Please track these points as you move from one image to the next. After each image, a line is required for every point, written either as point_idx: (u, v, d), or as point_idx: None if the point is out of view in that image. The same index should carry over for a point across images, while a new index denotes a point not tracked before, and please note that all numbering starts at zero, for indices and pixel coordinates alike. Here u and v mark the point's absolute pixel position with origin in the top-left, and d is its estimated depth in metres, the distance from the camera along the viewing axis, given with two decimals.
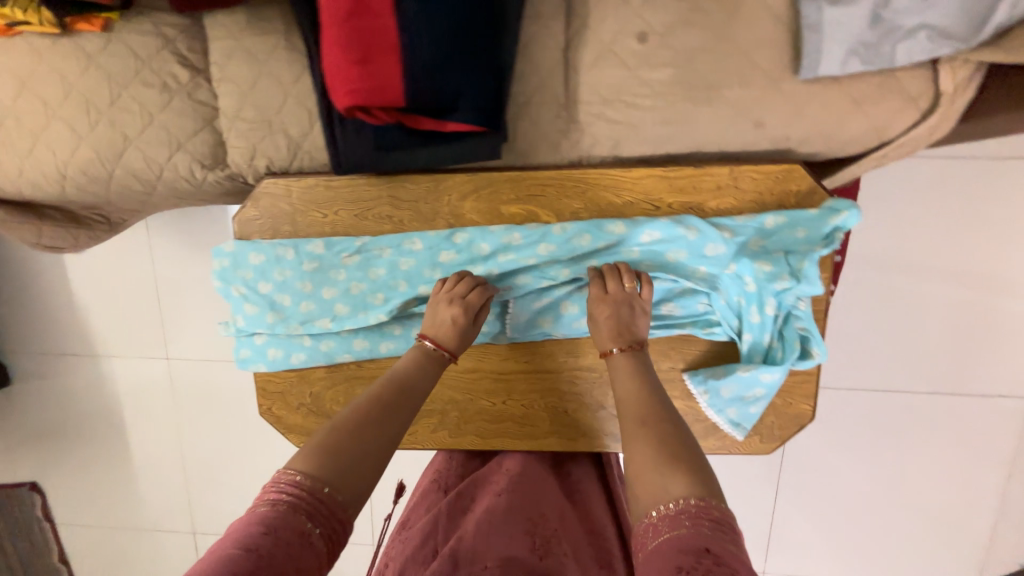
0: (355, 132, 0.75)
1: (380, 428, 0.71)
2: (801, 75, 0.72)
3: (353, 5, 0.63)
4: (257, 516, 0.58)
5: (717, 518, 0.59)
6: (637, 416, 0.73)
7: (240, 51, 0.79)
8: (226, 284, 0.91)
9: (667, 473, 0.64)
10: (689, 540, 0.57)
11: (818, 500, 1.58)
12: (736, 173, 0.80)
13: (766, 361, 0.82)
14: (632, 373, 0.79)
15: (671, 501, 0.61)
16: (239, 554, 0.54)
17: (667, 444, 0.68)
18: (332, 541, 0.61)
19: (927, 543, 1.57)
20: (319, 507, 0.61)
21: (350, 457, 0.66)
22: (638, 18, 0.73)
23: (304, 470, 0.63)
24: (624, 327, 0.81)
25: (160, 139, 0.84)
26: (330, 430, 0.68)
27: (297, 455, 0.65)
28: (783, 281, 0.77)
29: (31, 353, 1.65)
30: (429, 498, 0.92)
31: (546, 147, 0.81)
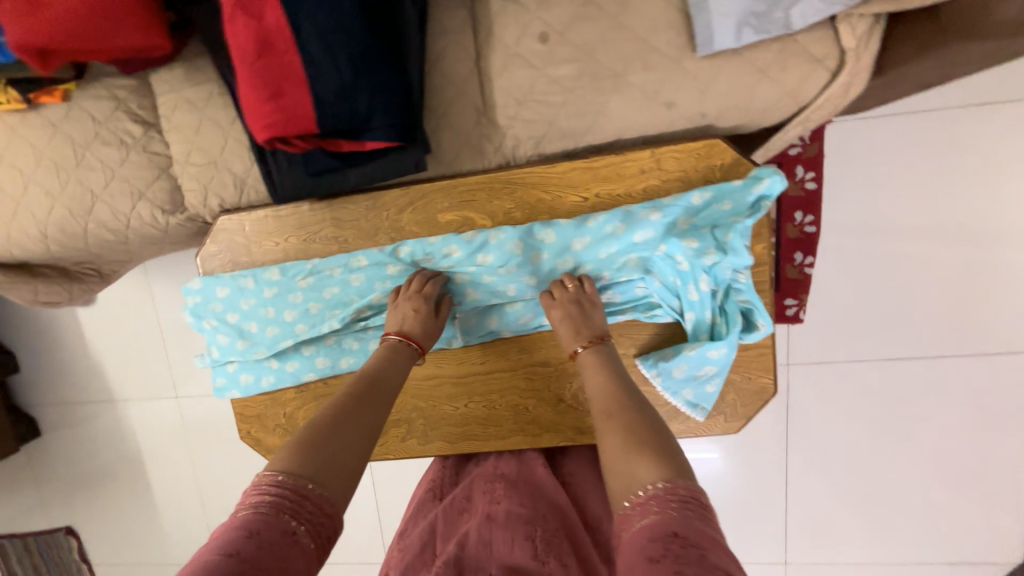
0: (287, 162, 0.80)
1: (359, 423, 0.71)
2: (700, 52, 0.74)
3: (260, 45, 0.68)
4: (239, 521, 0.57)
5: (686, 499, 0.56)
6: (604, 407, 0.70)
7: (182, 103, 0.86)
8: (198, 318, 0.96)
9: (633, 460, 0.61)
10: (658, 527, 0.54)
11: (834, 481, 1.51)
12: (658, 155, 0.81)
13: (712, 338, 0.82)
14: (597, 365, 0.77)
15: (640, 488, 0.59)
16: (221, 559, 0.52)
17: (634, 433, 0.65)
18: (320, 535, 0.59)
19: (959, 518, 1.48)
20: (302, 503, 0.59)
21: (328, 452, 0.65)
22: (537, 20, 0.77)
23: (285, 469, 0.62)
24: (582, 327, 0.81)
25: (122, 191, 0.91)
26: (307, 429, 0.67)
27: (276, 457, 0.64)
28: (711, 256, 0.77)
29: (57, 405, 1.77)
30: (424, 507, 0.92)
31: (470, 153, 0.85)
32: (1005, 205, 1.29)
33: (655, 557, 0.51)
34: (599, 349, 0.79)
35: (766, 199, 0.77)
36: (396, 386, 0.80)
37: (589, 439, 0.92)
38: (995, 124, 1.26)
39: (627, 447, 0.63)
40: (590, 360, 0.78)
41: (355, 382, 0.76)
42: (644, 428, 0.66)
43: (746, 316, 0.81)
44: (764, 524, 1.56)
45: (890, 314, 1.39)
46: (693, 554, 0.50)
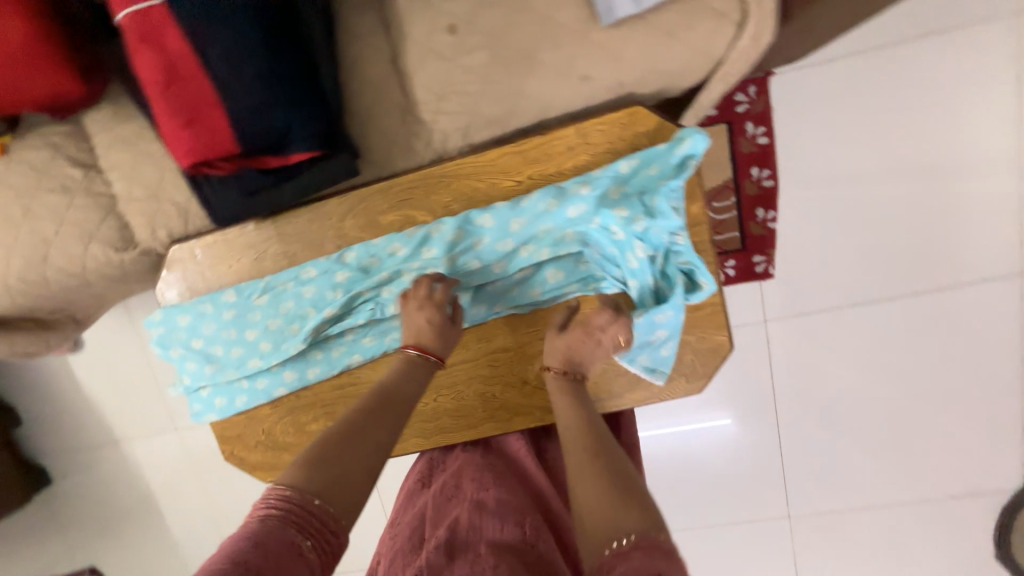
0: (220, 184, 0.80)
1: (368, 443, 0.69)
2: (603, 22, 0.74)
3: (167, 75, 0.69)
4: (247, 531, 0.57)
5: (665, 548, 0.55)
6: (586, 449, 0.71)
7: (116, 141, 0.88)
8: (166, 348, 0.98)
9: (620, 509, 0.60)
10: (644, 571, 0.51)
11: (830, 431, 1.50)
12: (583, 130, 0.82)
13: (658, 302, 0.83)
14: (567, 400, 0.80)
15: (623, 537, 0.56)
16: (227, 567, 0.53)
17: (614, 481, 0.65)
18: (324, 551, 0.59)
19: (959, 453, 1.47)
20: (309, 519, 0.60)
21: (339, 469, 0.65)
22: (443, 12, 0.77)
23: (292, 483, 0.62)
24: (572, 357, 0.83)
25: (73, 235, 0.93)
26: (314, 444, 0.67)
27: (286, 470, 0.64)
28: (640, 222, 0.78)
29: (62, 453, 1.81)
30: (411, 495, 0.93)
31: (400, 153, 0.86)
32: (957, 133, 1.29)
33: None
34: (567, 385, 0.82)
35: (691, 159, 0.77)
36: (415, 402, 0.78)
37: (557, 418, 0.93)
38: (935, 54, 1.25)
39: (612, 497, 0.62)
40: (556, 389, 0.82)
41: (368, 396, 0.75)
42: (621, 476, 0.65)
43: (689, 277, 0.82)
44: (766, 483, 1.55)
45: (860, 257, 1.38)
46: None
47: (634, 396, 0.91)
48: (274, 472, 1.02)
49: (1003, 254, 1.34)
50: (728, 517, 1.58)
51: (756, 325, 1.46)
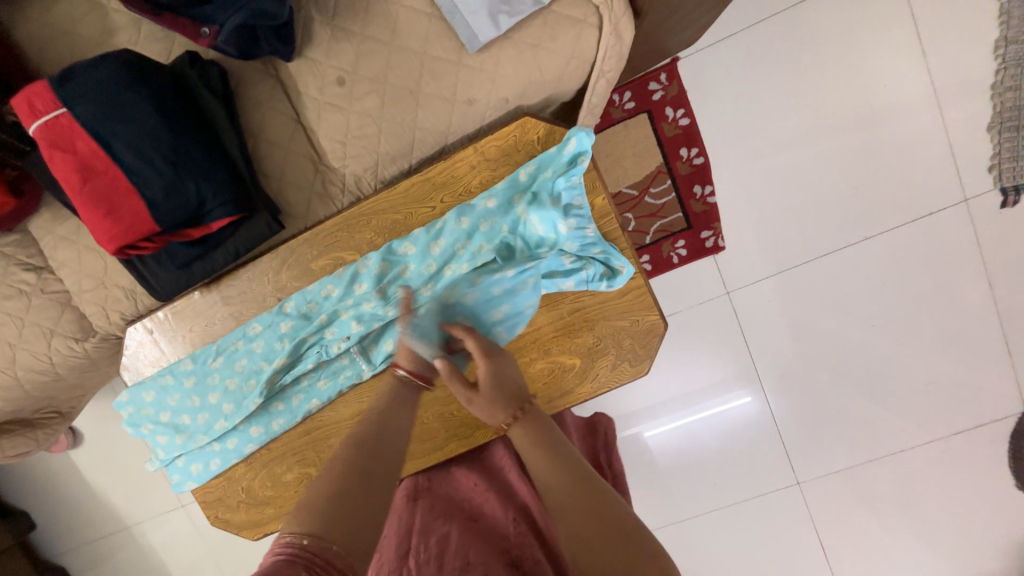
0: (157, 263, 0.86)
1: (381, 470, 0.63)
2: (472, 48, 0.80)
3: (82, 174, 0.75)
4: None
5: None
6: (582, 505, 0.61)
7: (60, 240, 0.94)
8: (137, 426, 1.02)
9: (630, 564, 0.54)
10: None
11: (824, 392, 1.45)
12: (480, 148, 0.86)
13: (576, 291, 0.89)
14: (533, 443, 0.71)
15: None
16: None
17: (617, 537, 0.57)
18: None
19: (959, 390, 1.41)
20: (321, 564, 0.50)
21: (353, 503, 0.57)
22: (328, 68, 0.84)
23: (307, 529, 0.52)
24: (510, 395, 0.78)
25: (36, 334, 0.98)
26: (323, 483, 0.59)
27: (289, 517, 0.55)
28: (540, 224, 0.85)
29: (77, 549, 1.82)
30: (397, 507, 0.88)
31: (318, 201, 0.91)
32: (869, 79, 1.33)
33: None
34: (529, 421, 0.75)
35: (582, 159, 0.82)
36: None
37: None
38: (827, 12, 1.31)
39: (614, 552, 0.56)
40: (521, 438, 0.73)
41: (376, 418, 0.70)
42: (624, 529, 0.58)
43: (606, 264, 0.87)
44: (768, 458, 1.48)
45: (807, 213, 1.40)
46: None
47: (586, 390, 0.93)
48: (262, 527, 1.04)
49: (945, 183, 1.35)
50: (740, 497, 1.49)
51: (721, 299, 1.46)
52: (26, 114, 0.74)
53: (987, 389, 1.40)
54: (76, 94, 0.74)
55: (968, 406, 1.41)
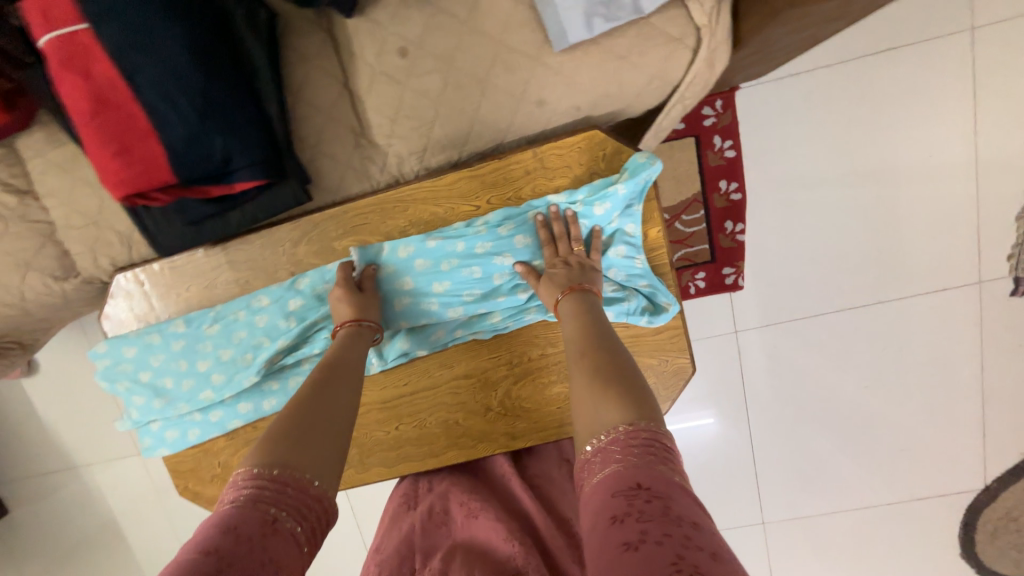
0: (163, 215, 0.78)
1: (331, 407, 0.66)
2: (556, 46, 0.73)
3: (95, 105, 0.65)
4: (219, 518, 0.52)
5: (648, 444, 0.49)
6: (577, 347, 0.64)
7: (52, 166, 0.83)
8: (112, 382, 0.93)
9: (600, 402, 0.55)
10: (620, 480, 0.47)
11: (806, 441, 1.47)
12: (540, 154, 0.81)
13: (627, 312, 0.82)
14: (576, 315, 0.70)
15: (601, 433, 0.52)
16: (199, 556, 0.48)
17: (599, 372, 0.59)
18: (308, 521, 0.55)
19: (930, 460, 1.44)
20: (283, 492, 0.55)
21: (305, 439, 0.60)
22: (392, 34, 0.75)
23: (258, 462, 0.57)
24: (568, 278, 0.76)
25: (8, 265, 0.88)
26: (279, 419, 0.63)
27: (246, 454, 0.58)
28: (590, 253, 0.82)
29: (19, 482, 1.72)
30: (397, 519, 0.84)
31: (353, 176, 0.83)
32: (914, 144, 1.30)
33: (632, 544, 0.41)
34: (581, 297, 0.73)
35: (625, 186, 0.77)
36: (357, 377, 0.73)
37: (522, 443, 0.92)
38: (894, 67, 1.26)
39: (592, 393, 0.56)
40: (569, 307, 0.72)
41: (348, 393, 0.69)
42: (610, 367, 0.59)
43: (651, 299, 0.83)
44: (739, 494, 1.50)
45: (827, 267, 1.38)
46: (656, 509, 0.44)
47: None
48: None
49: (966, 262, 1.34)
50: None
51: (727, 336, 1.45)
52: (38, 23, 0.63)
53: (958, 463, 1.43)
54: (96, 10, 0.63)
55: (937, 478, 1.44)
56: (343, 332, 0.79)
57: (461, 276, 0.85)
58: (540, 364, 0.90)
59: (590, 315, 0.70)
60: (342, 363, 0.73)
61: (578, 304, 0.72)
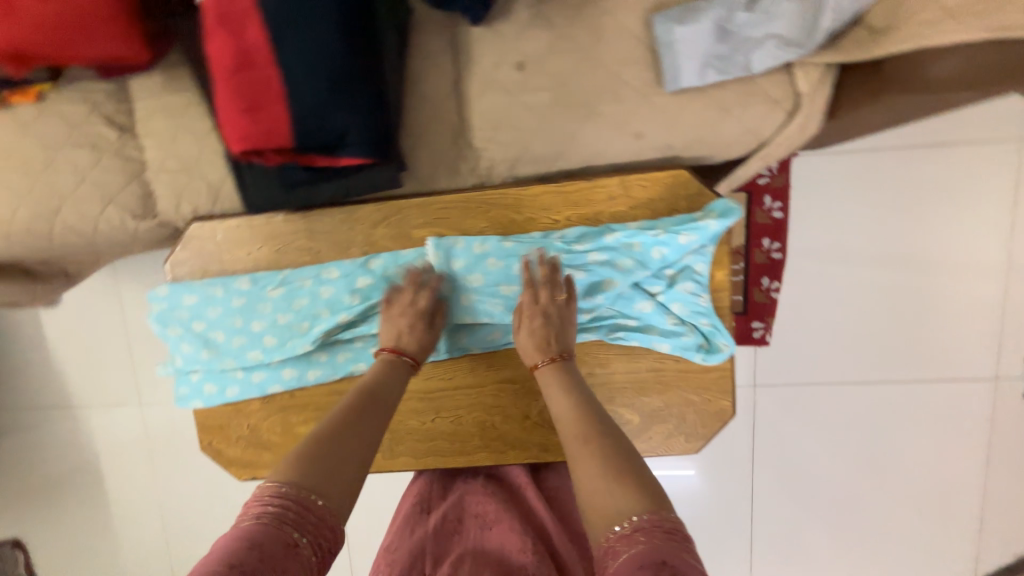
0: (263, 174, 0.81)
1: (359, 445, 0.72)
2: (667, 87, 0.77)
3: (239, 61, 0.69)
4: (244, 532, 0.59)
5: (667, 529, 0.59)
6: (578, 432, 0.72)
7: (160, 110, 0.86)
8: (164, 326, 0.95)
9: (615, 492, 0.64)
10: (646, 555, 0.56)
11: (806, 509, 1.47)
12: (626, 182, 0.85)
13: (683, 346, 0.85)
14: (560, 385, 0.79)
15: (626, 520, 0.61)
16: (223, 568, 0.55)
17: (608, 465, 0.67)
18: (320, 548, 0.62)
19: (923, 546, 1.45)
20: (304, 516, 0.62)
21: (332, 474, 0.67)
22: (513, 48, 0.79)
23: (287, 483, 0.64)
24: (549, 341, 0.82)
25: (93, 195, 0.90)
26: (308, 444, 0.69)
27: (276, 474, 0.65)
28: (657, 285, 0.84)
29: (12, 413, 1.69)
30: (411, 520, 0.87)
31: (445, 171, 0.87)
32: (949, 240, 1.36)
33: None
34: (562, 365, 0.81)
35: (715, 224, 0.80)
36: (395, 402, 0.81)
37: (553, 457, 0.93)
38: (943, 165, 1.33)
39: (605, 484, 0.65)
40: (551, 377, 0.80)
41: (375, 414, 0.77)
42: (619, 457, 0.68)
43: (708, 338, 0.85)
44: (732, 551, 1.49)
45: (850, 342, 1.42)
46: None
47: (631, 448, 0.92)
48: (252, 470, 0.98)
49: (985, 358, 1.39)
50: None
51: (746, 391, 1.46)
52: None
53: (949, 553, 1.45)
54: None
55: (927, 565, 1.45)
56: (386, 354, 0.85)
57: None
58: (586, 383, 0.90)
59: (576, 388, 0.78)
60: (373, 393, 0.79)
61: (561, 372, 0.80)
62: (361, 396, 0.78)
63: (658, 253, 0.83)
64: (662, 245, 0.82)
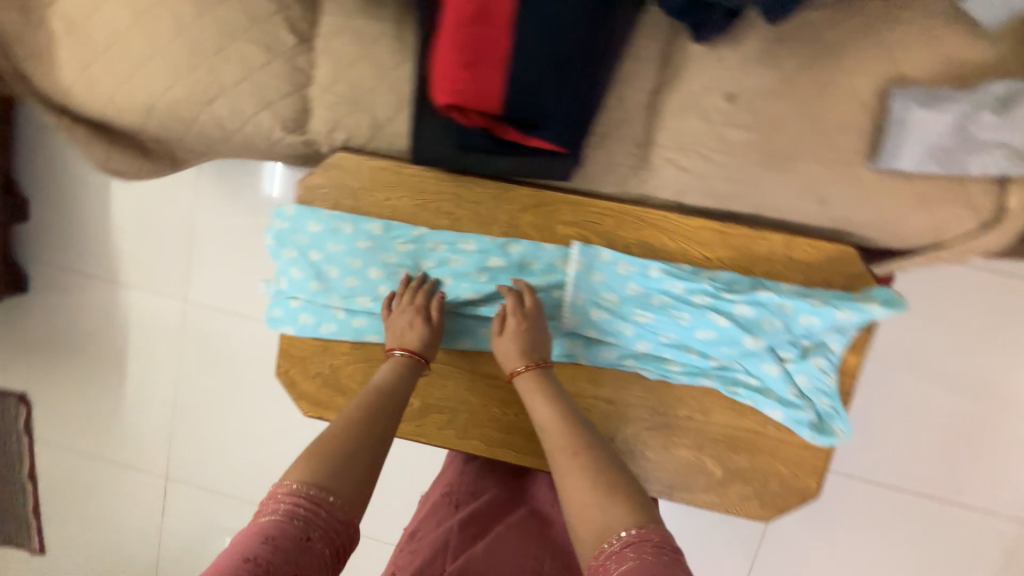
0: (442, 128, 0.78)
1: (368, 434, 0.72)
2: (878, 163, 0.75)
3: (477, 14, 0.65)
4: (259, 526, 0.61)
5: (657, 544, 0.61)
6: (569, 445, 0.72)
7: (348, 30, 0.82)
8: (279, 245, 0.92)
9: (608, 506, 0.65)
10: (637, 571, 0.57)
11: None
12: (790, 243, 0.82)
13: (799, 419, 0.83)
14: (543, 394, 0.78)
15: (615, 536, 0.62)
16: (239, 563, 0.56)
17: (599, 474, 0.68)
18: (335, 542, 0.62)
19: None
20: (316, 512, 0.62)
21: (345, 465, 0.67)
22: (730, 78, 0.76)
23: (298, 478, 0.64)
24: (528, 348, 0.82)
25: (252, 95, 0.87)
26: (318, 440, 0.69)
27: (288, 470, 0.66)
28: (793, 353, 0.82)
29: (56, 269, 1.66)
30: (440, 512, 0.94)
31: (612, 178, 0.85)
32: None
33: None
34: (544, 372, 0.81)
35: (880, 311, 0.77)
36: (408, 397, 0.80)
37: None
38: None
39: (597, 497, 0.66)
40: (530, 385, 0.80)
41: (387, 410, 0.76)
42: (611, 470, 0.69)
43: (824, 418, 0.83)
44: None
45: (920, 460, 1.31)
46: None
47: (702, 499, 0.90)
48: (321, 410, 0.96)
49: None
50: None
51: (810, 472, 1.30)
52: None
53: None
54: None
55: None
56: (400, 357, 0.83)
57: (664, 316, 0.85)
58: (680, 424, 0.89)
59: (563, 400, 0.78)
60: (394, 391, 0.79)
61: (543, 380, 0.80)
62: (373, 393, 0.77)
63: (807, 322, 0.80)
64: (815, 317, 0.79)
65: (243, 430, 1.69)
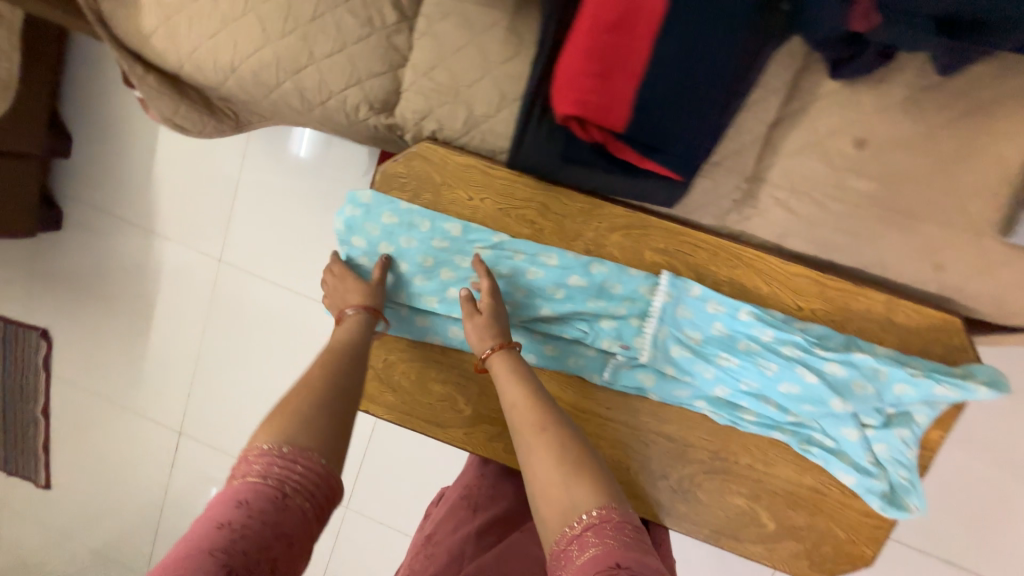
0: (548, 135, 0.72)
1: (336, 390, 0.65)
2: (1010, 237, 0.69)
3: (618, 20, 0.60)
4: (231, 491, 0.53)
5: (618, 526, 0.56)
6: (534, 422, 0.68)
7: (456, 14, 0.77)
8: (348, 232, 0.88)
9: (571, 485, 0.60)
10: (599, 560, 0.53)
11: None
12: (892, 304, 0.78)
13: (870, 487, 0.80)
14: (509, 372, 0.74)
15: (576, 520, 0.58)
16: (214, 532, 0.50)
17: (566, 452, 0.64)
18: (316, 499, 0.55)
19: None
20: (293, 469, 0.55)
21: (319, 420, 0.60)
22: (865, 122, 0.71)
23: (269, 437, 0.57)
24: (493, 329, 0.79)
25: (342, 70, 0.82)
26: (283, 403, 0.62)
27: (256, 433, 0.58)
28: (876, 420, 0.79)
29: (90, 209, 1.60)
30: (457, 515, 0.91)
31: (712, 210, 0.80)
32: None
33: None
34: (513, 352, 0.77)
35: (983, 393, 0.73)
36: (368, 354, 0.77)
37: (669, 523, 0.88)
38: None
39: (559, 477, 0.62)
40: (498, 364, 0.76)
41: (352, 368, 0.70)
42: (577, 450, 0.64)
43: (896, 490, 0.80)
44: None
45: None
46: None
47: (749, 548, 0.87)
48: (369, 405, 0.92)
49: None
50: None
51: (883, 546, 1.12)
52: None
53: None
54: None
55: None
56: (352, 316, 0.81)
57: (746, 362, 0.81)
58: (740, 471, 0.85)
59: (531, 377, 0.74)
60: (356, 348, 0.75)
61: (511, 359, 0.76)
62: (336, 353, 0.72)
63: (898, 391, 0.76)
64: (909, 387, 0.76)
65: (261, 400, 1.62)
